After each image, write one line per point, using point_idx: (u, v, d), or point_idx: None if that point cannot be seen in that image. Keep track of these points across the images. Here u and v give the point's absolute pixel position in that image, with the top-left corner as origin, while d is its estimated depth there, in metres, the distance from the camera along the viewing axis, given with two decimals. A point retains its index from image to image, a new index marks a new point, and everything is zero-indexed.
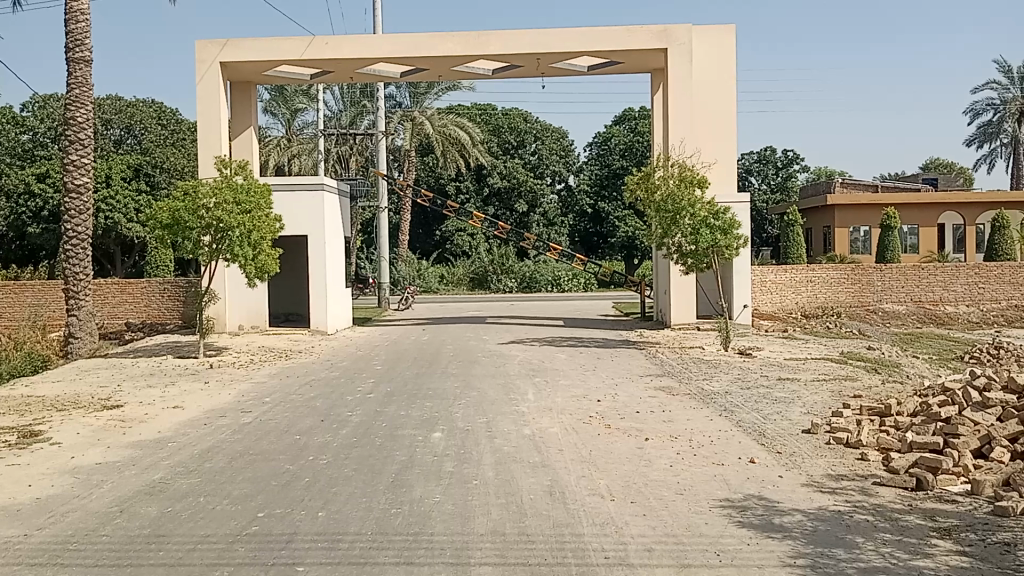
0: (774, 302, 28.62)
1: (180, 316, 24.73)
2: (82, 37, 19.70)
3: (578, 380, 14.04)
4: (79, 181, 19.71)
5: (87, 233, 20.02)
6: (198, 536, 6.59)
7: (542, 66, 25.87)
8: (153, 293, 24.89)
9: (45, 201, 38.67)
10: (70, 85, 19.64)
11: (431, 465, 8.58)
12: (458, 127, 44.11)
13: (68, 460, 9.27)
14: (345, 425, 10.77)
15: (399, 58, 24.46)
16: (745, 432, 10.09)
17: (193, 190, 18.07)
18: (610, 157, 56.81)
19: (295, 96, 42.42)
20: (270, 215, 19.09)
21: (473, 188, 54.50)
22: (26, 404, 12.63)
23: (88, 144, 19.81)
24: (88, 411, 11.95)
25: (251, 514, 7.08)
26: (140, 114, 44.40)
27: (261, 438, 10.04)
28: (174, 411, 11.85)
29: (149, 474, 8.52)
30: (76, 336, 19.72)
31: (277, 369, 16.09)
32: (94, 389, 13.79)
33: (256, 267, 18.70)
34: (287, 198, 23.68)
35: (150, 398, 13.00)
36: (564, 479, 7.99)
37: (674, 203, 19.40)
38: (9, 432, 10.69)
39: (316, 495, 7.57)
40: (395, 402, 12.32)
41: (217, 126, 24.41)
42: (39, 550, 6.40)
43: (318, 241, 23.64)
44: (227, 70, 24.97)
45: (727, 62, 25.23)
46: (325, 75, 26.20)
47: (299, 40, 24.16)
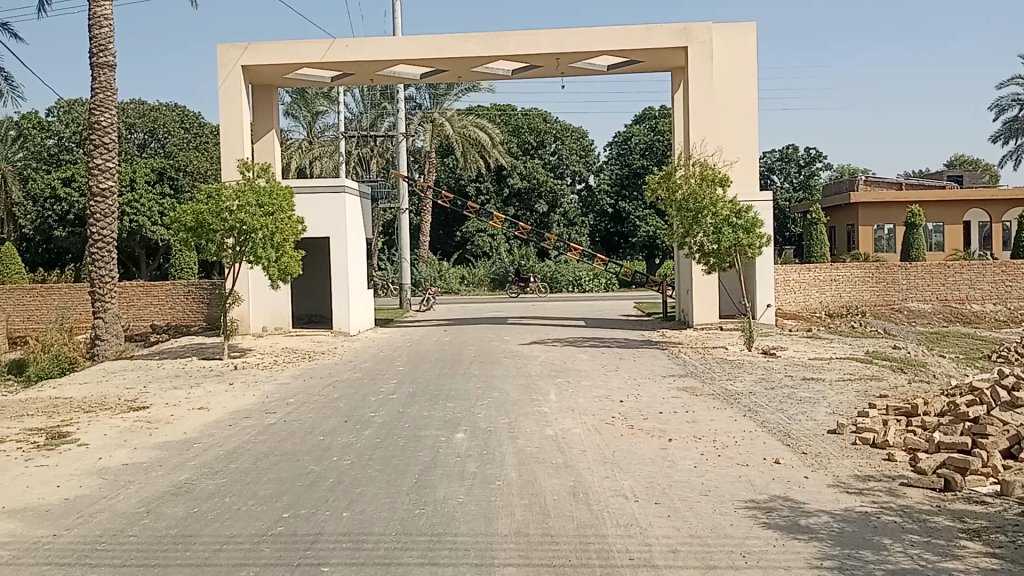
0: (797, 301, 28.40)
1: (204, 317, 24.95)
2: (106, 42, 19.93)
3: (600, 380, 14.01)
4: (104, 185, 19.94)
5: (113, 236, 20.24)
6: (224, 536, 6.65)
7: (562, 66, 25.83)
8: (178, 295, 25.12)
9: (70, 205, 39.15)
10: (95, 90, 19.88)
11: (454, 465, 8.59)
12: (478, 128, 44.20)
13: (96, 461, 9.38)
14: (367, 425, 10.81)
15: (419, 59, 24.53)
16: (770, 432, 10.02)
17: (217, 193, 18.23)
18: (630, 156, 56.65)
19: (316, 98, 42.71)
20: (292, 217, 19.20)
21: (494, 188, 54.54)
22: (54, 406, 12.79)
23: (113, 148, 20.04)
24: (115, 412, 12.08)
25: (276, 515, 7.12)
26: (163, 118, 44.84)
27: (285, 439, 10.11)
28: (198, 412, 11.95)
29: (175, 475, 8.60)
30: (102, 338, 19.94)
31: (300, 370, 16.19)
32: (120, 390, 13.95)
33: (279, 268, 18.82)
34: (309, 200, 23.82)
35: (175, 399, 13.12)
36: (587, 479, 7.98)
37: (695, 202, 19.31)
38: (37, 434, 10.83)
39: (340, 496, 7.61)
40: (417, 402, 12.36)
41: (239, 129, 24.59)
42: (68, 551, 6.48)
43: (340, 242, 23.76)
44: (248, 74, 25.17)
45: (749, 60, 25.09)
46: (345, 78, 26.33)
47: (320, 43, 24.30)
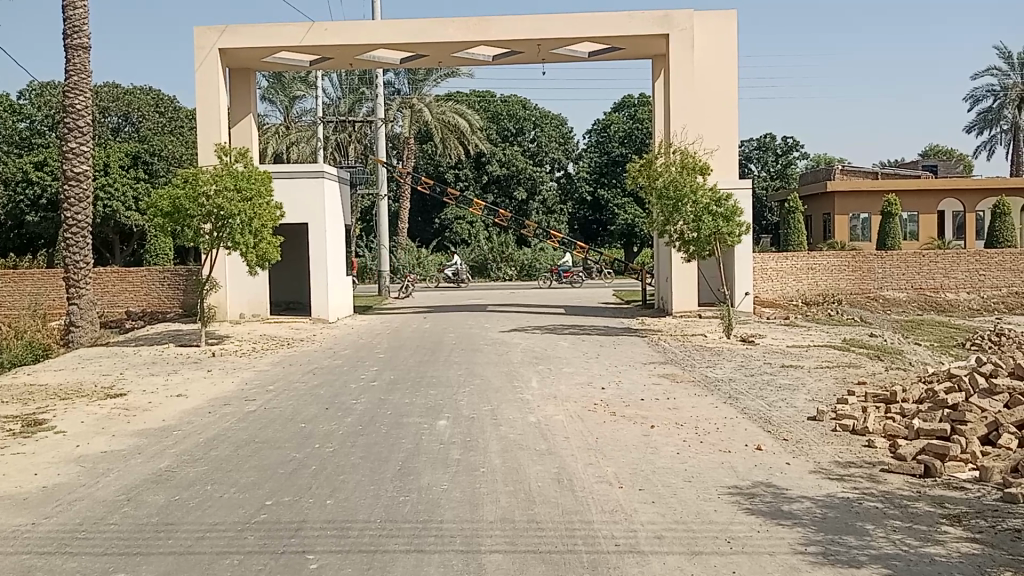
0: (775, 289, 28.56)
1: (180, 304, 24.69)
2: (81, 24, 19.57)
3: (581, 367, 14.05)
4: (78, 169, 19.65)
5: (87, 221, 19.93)
6: (207, 524, 6.58)
7: (543, 53, 25.76)
8: (153, 281, 24.83)
9: (43, 188, 38.53)
10: (69, 73, 19.54)
11: (437, 452, 8.56)
12: (457, 114, 44.03)
13: (73, 449, 9.25)
14: (349, 412, 10.76)
15: (399, 44, 24.32)
16: (750, 419, 10.10)
17: (193, 177, 18.02)
18: (609, 144, 56.58)
19: (293, 83, 42.27)
20: (271, 202, 19.01)
21: (472, 175, 54.35)
22: (29, 393, 12.60)
23: (86, 131, 19.71)
24: (92, 400, 11.92)
25: (259, 502, 7.07)
26: (138, 102, 44.25)
27: (267, 426, 10.02)
28: (178, 400, 11.82)
29: (155, 463, 8.50)
30: (76, 325, 19.66)
31: (281, 357, 16.09)
32: (96, 377, 13.79)
33: (257, 254, 18.63)
34: (287, 185, 23.60)
35: (153, 386, 13.00)
36: (571, 466, 7.98)
37: (675, 190, 19.33)
38: (13, 421, 10.68)
39: (323, 483, 7.55)
40: (399, 389, 12.31)
41: (217, 114, 24.29)
42: (48, 539, 6.39)
43: (318, 228, 23.56)
44: (226, 57, 24.83)
45: (729, 48, 25.11)
46: (324, 62, 26.09)
47: (298, 27, 24.02)
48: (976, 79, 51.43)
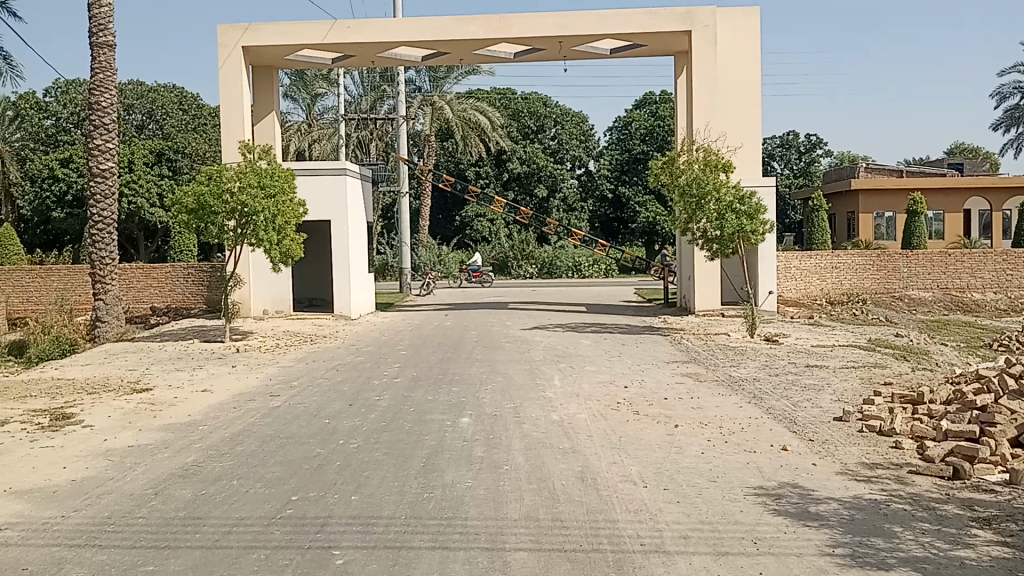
0: (798, 288, 28.35)
1: (204, 300, 24.92)
2: (106, 21, 19.75)
3: (603, 366, 14.00)
4: (104, 166, 19.86)
5: (113, 217, 20.12)
6: (234, 518, 6.64)
7: (564, 50, 25.69)
8: (177, 277, 25.03)
9: (68, 185, 38.99)
10: (94, 70, 19.74)
11: (461, 450, 8.57)
12: (478, 111, 44.10)
13: (101, 443, 9.35)
14: (372, 409, 10.80)
15: (421, 41, 24.35)
16: (775, 419, 10.03)
17: (218, 174, 18.15)
18: (630, 142, 56.32)
19: (315, 81, 42.47)
20: (294, 200, 19.11)
21: (493, 173, 54.37)
22: (57, 387, 12.75)
23: (112, 128, 19.90)
24: (119, 394, 12.04)
25: (285, 497, 7.12)
26: (161, 99, 44.65)
27: (291, 422, 10.09)
28: (203, 395, 11.92)
29: (182, 457, 8.58)
30: (102, 320, 19.88)
31: (304, 353, 16.17)
32: (122, 372, 13.94)
33: (280, 251, 18.74)
34: (309, 182, 23.70)
35: (179, 381, 13.11)
36: (595, 465, 7.97)
37: (698, 188, 19.23)
38: (41, 414, 10.81)
39: (348, 479, 7.59)
40: (421, 386, 12.33)
41: (240, 111, 24.45)
42: (78, 532, 6.47)
43: (340, 225, 23.65)
44: (249, 55, 24.98)
45: (752, 45, 24.93)
46: (346, 59, 26.19)
47: (320, 24, 24.11)
48: (1003, 76, 50.72)
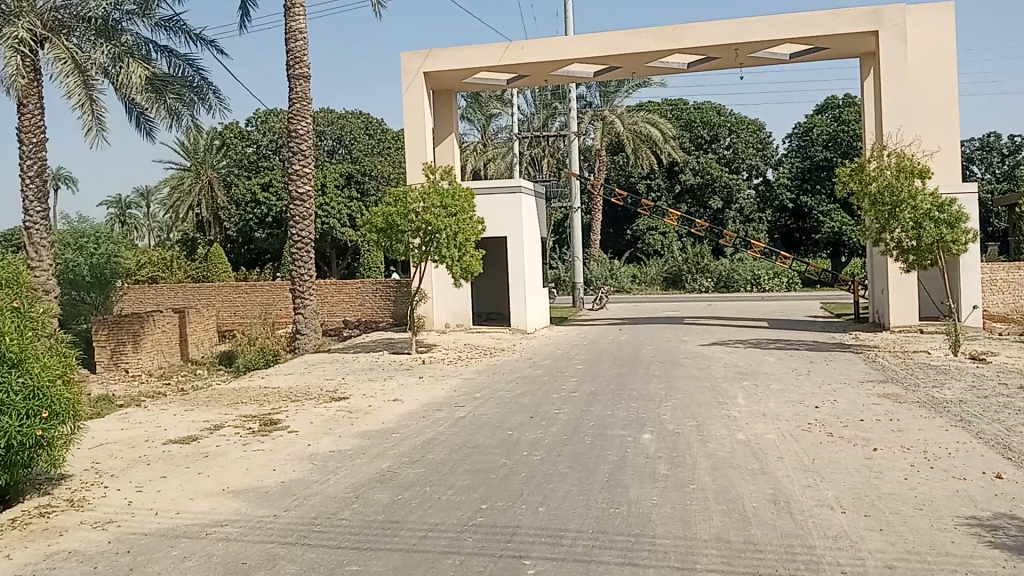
0: (1008, 303, 26.02)
1: (390, 314, 26.22)
2: (301, 55, 21.32)
3: (790, 384, 13.46)
4: (302, 189, 21.40)
5: (310, 237, 21.61)
6: (429, 524, 6.94)
7: (741, 58, 25.03)
8: (366, 292, 26.48)
9: (269, 208, 42.28)
10: (292, 101, 21.34)
11: (645, 466, 8.52)
12: (649, 124, 44.00)
13: (306, 447, 10.07)
14: (554, 422, 10.95)
15: (594, 57, 24.52)
16: (988, 445, 9.25)
17: (404, 195, 19.10)
18: (812, 149, 53.81)
19: (489, 102, 43.65)
20: (474, 217, 19.76)
21: (665, 185, 53.91)
22: (265, 394, 13.84)
23: (308, 153, 21.39)
24: (318, 402, 12.91)
25: (475, 506, 7.35)
26: (349, 125, 47.28)
27: (477, 432, 10.41)
28: (393, 404, 12.54)
29: (378, 463, 9.07)
30: (302, 332, 21.42)
31: (485, 366, 16.65)
32: (321, 381, 14.92)
33: (462, 267, 19.41)
34: (487, 200, 24.42)
35: (371, 390, 13.87)
36: (787, 487, 7.68)
37: (891, 196, 18.09)
38: (253, 419, 11.77)
39: (535, 491, 7.74)
40: (601, 401, 12.36)
41: (423, 134, 25.63)
42: (290, 530, 6.99)
43: (517, 241, 24.19)
44: (430, 79, 26.13)
45: (949, 41, 23.24)
46: (521, 79, 26.83)
47: (496, 46, 24.84)
48: None
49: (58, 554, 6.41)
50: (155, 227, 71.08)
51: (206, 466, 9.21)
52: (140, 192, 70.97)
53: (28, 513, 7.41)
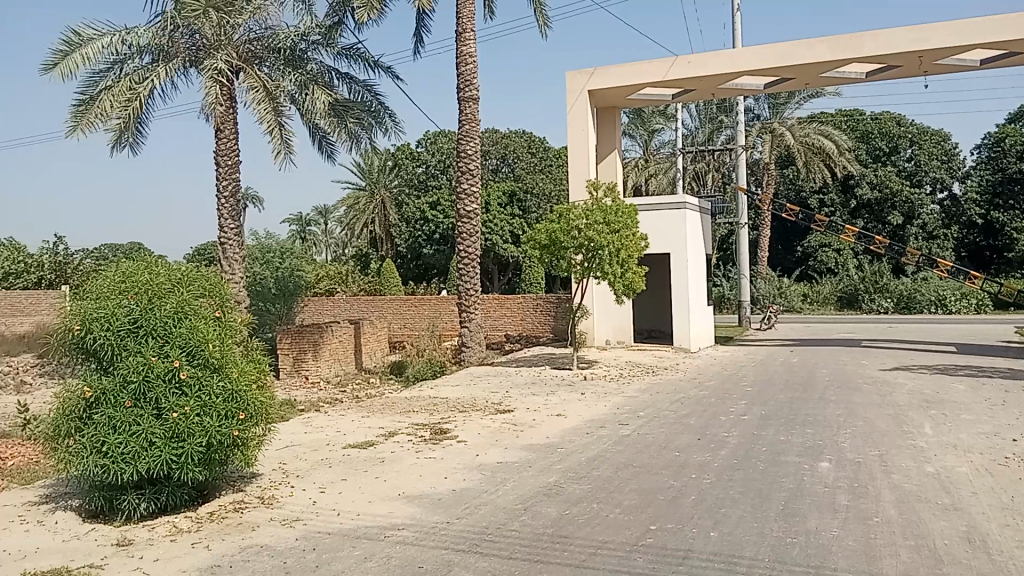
0: None
1: (551, 329, 26.48)
2: (471, 77, 22.01)
3: (984, 415, 12.44)
4: (469, 207, 22.02)
5: (475, 253, 22.21)
6: (598, 541, 6.94)
7: (926, 65, 23.54)
8: (528, 307, 26.88)
9: (436, 225, 43.91)
10: (462, 122, 22.05)
11: (823, 496, 8.14)
12: (823, 136, 42.09)
13: (475, 457, 10.35)
14: (723, 445, 10.69)
15: (764, 69, 23.81)
16: None
17: (567, 212, 19.26)
18: (1005, 160, 49.73)
19: (652, 117, 43.69)
20: (637, 233, 19.57)
21: (839, 200, 51.50)
22: (434, 404, 14.35)
23: (475, 172, 22.02)
24: (485, 414, 13.24)
25: (645, 526, 7.29)
26: (513, 145, 47.70)
27: (643, 451, 10.32)
28: (558, 419, 12.66)
29: (545, 477, 9.18)
30: (467, 345, 22.02)
31: (648, 384, 16.48)
32: (487, 393, 15.28)
33: (624, 283, 19.15)
34: (651, 217, 24.21)
35: (536, 404, 14.06)
36: (985, 526, 7.11)
37: None
38: (423, 428, 12.23)
39: (705, 514, 7.58)
40: (772, 425, 11.93)
41: (586, 151, 25.75)
42: (462, 537, 7.19)
43: (681, 258, 23.80)
44: (594, 97, 26.30)
45: None
46: (687, 94, 26.48)
47: (662, 62, 24.63)
48: None
49: (251, 547, 6.86)
50: (331, 242, 75.16)
51: (382, 471, 9.65)
52: (318, 209, 75.28)
53: (225, 507, 8.00)
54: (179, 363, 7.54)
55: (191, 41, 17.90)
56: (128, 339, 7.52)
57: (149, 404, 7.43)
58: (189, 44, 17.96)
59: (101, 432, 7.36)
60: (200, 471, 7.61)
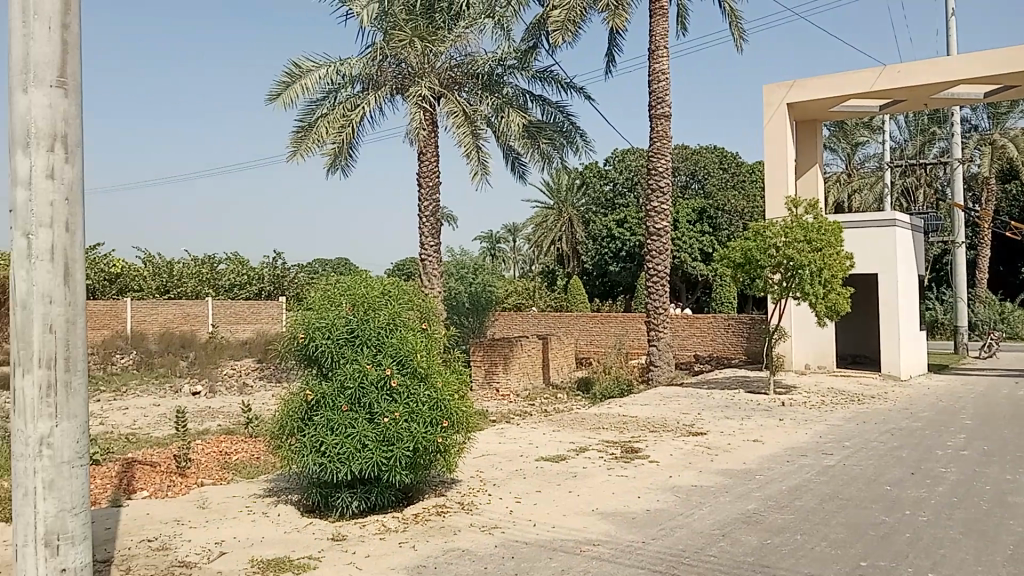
0: None
1: (744, 351, 25.62)
2: (663, 94, 21.85)
3: None
4: (659, 225, 21.81)
5: (665, 271, 21.93)
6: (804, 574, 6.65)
7: None
8: (719, 327, 26.22)
9: (623, 243, 43.86)
10: (653, 139, 21.92)
11: None
12: None
13: (668, 478, 10.22)
14: (940, 481, 9.91)
15: (985, 77, 21.97)
16: None
17: (765, 230, 18.62)
18: None
19: (856, 129, 41.38)
20: (841, 252, 18.60)
21: None
22: (624, 423, 14.31)
23: (666, 190, 21.79)
24: (677, 435, 13.03)
25: (854, 562, 6.91)
26: (704, 161, 45.23)
27: (849, 483, 9.77)
28: (754, 445, 12.24)
29: (743, 503, 8.91)
30: (656, 364, 21.78)
31: (852, 412, 15.56)
32: (678, 415, 15.03)
33: (826, 305, 18.29)
34: (857, 235, 22.96)
35: (730, 428, 13.67)
36: None
37: None
38: (615, 446, 12.23)
39: (923, 554, 7.07)
40: (998, 463, 10.91)
41: (784, 166, 24.83)
42: (660, 558, 7.12)
43: (890, 278, 22.36)
44: (792, 110, 25.31)
45: None
46: (895, 105, 24.91)
47: (868, 72, 23.29)
48: None
49: (454, 551, 7.08)
50: (520, 260, 76.84)
51: (575, 486, 9.74)
52: (507, 227, 77.14)
53: (428, 510, 8.38)
54: (390, 371, 7.99)
55: (397, 69, 18.73)
56: (345, 347, 8.02)
57: (363, 409, 7.93)
58: (394, 73, 18.81)
59: (320, 433, 7.90)
60: (406, 474, 8.01)
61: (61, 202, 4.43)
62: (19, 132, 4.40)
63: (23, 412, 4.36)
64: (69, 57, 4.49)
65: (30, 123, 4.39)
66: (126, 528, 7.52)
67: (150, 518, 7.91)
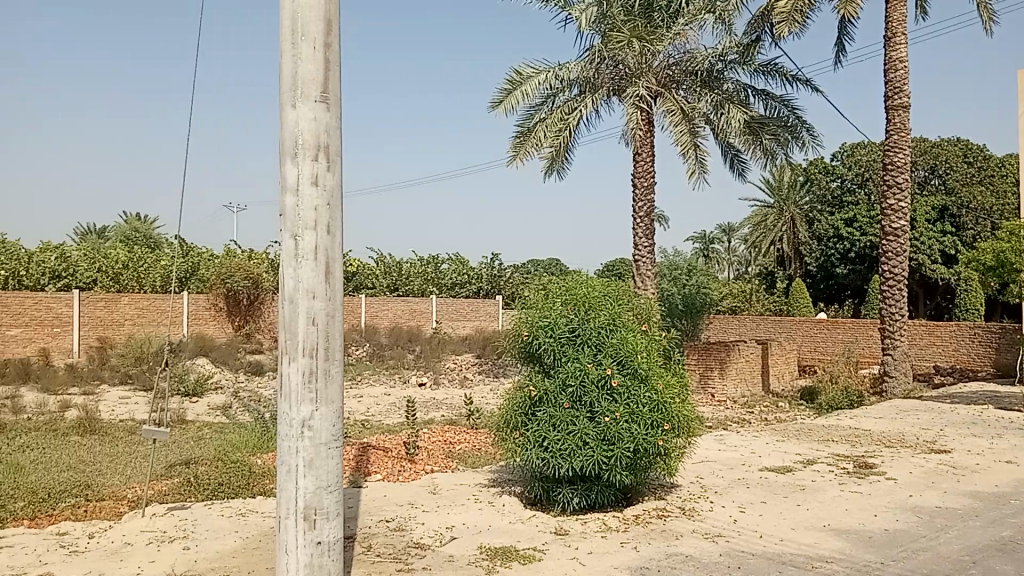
0: None
1: (993, 363, 23.28)
2: (900, 85, 20.26)
3: None
4: (896, 224, 20.24)
5: (903, 275, 20.31)
6: None
7: None
8: (963, 337, 24.06)
9: (852, 243, 41.26)
10: (889, 133, 20.36)
11: None
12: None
13: (907, 498, 9.47)
14: None
15: None
16: None
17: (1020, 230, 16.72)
18: None
19: None
20: None
21: None
22: (855, 436, 13.46)
23: (904, 187, 20.19)
24: (916, 451, 12.06)
25: None
26: (945, 153, 41.36)
27: None
28: (1009, 466, 11.07)
29: (996, 530, 8.09)
30: (891, 375, 20.30)
31: None
32: (917, 430, 13.92)
33: None
34: None
35: (978, 447, 12.45)
36: None
37: None
38: (845, 459, 11.53)
39: None
40: None
41: None
42: None
43: None
44: None
45: None
46: None
47: None
48: None
49: (677, 555, 6.97)
50: (736, 261, 74.59)
51: (803, 499, 9.28)
52: (723, 226, 74.89)
53: (649, 512, 8.32)
54: (612, 372, 7.89)
55: (614, 71, 18.44)
56: (567, 346, 8.01)
57: (584, 408, 7.91)
58: (612, 74, 18.54)
59: (543, 428, 7.99)
60: (627, 475, 7.97)
61: (324, 207, 4.56)
62: (288, 142, 4.52)
63: (288, 397, 4.54)
64: (331, 72, 4.58)
65: (297, 135, 4.53)
66: (366, 508, 8.10)
67: (387, 500, 8.47)
